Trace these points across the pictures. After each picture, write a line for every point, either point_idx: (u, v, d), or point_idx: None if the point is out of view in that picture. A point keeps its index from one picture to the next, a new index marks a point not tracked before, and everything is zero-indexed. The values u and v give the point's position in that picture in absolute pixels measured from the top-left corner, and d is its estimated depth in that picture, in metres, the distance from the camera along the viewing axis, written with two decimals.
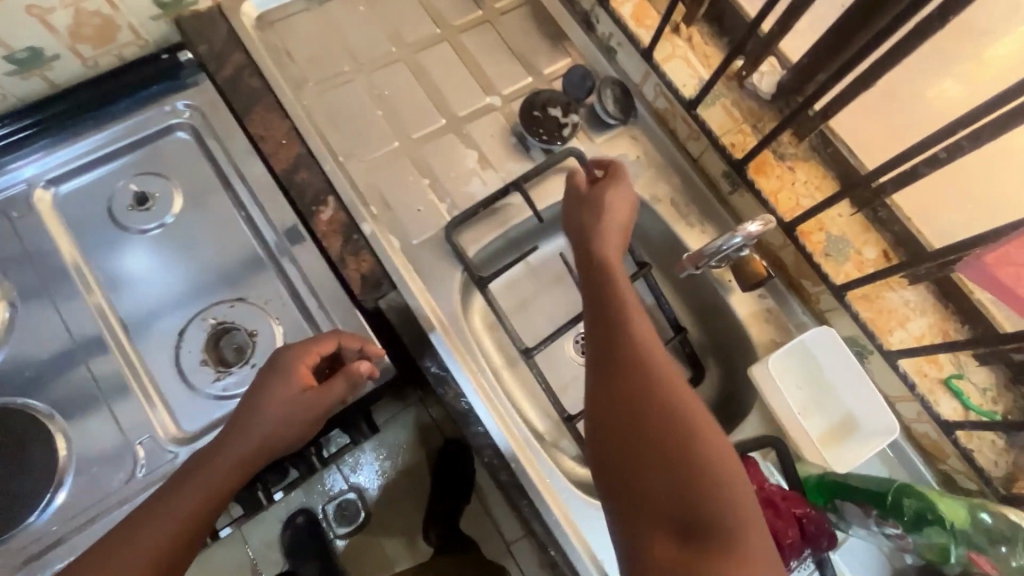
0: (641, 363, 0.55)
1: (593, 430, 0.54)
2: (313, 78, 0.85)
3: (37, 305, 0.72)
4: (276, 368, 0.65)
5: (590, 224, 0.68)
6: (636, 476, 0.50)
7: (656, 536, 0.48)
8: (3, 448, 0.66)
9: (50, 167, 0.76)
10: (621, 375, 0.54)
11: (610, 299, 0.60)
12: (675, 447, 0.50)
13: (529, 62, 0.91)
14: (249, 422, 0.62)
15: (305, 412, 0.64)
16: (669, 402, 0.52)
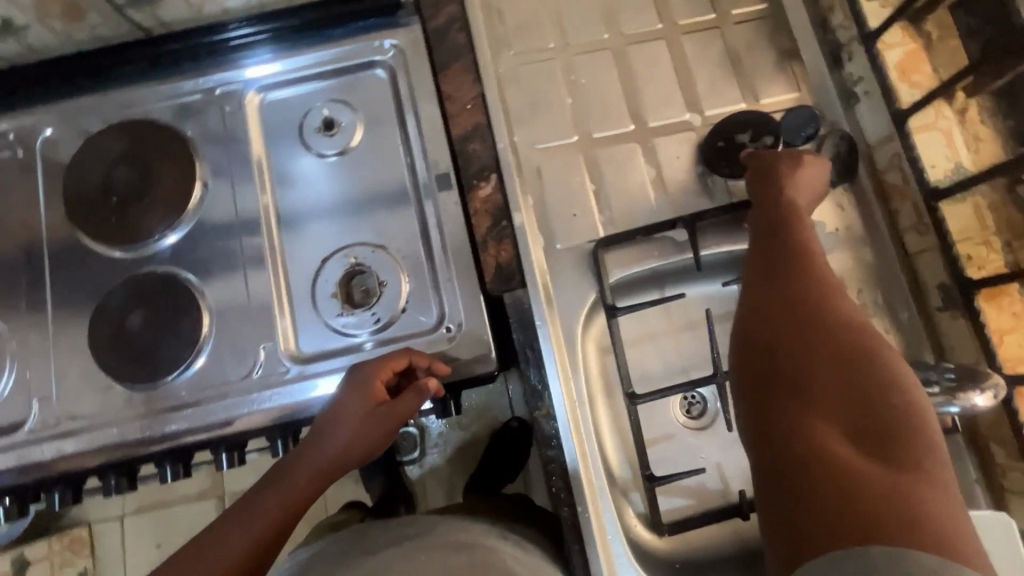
0: (833, 316, 0.52)
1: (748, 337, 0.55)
2: (516, 47, 0.82)
3: (223, 194, 0.79)
4: (348, 383, 0.69)
5: (784, 181, 0.64)
6: (805, 371, 0.49)
7: (824, 429, 0.46)
8: (157, 312, 0.74)
9: (265, 72, 0.83)
10: (791, 312, 0.53)
11: (800, 245, 0.59)
12: (847, 402, 0.47)
13: (747, 87, 0.80)
14: (328, 434, 0.67)
15: (378, 424, 0.69)
16: (846, 347, 0.50)
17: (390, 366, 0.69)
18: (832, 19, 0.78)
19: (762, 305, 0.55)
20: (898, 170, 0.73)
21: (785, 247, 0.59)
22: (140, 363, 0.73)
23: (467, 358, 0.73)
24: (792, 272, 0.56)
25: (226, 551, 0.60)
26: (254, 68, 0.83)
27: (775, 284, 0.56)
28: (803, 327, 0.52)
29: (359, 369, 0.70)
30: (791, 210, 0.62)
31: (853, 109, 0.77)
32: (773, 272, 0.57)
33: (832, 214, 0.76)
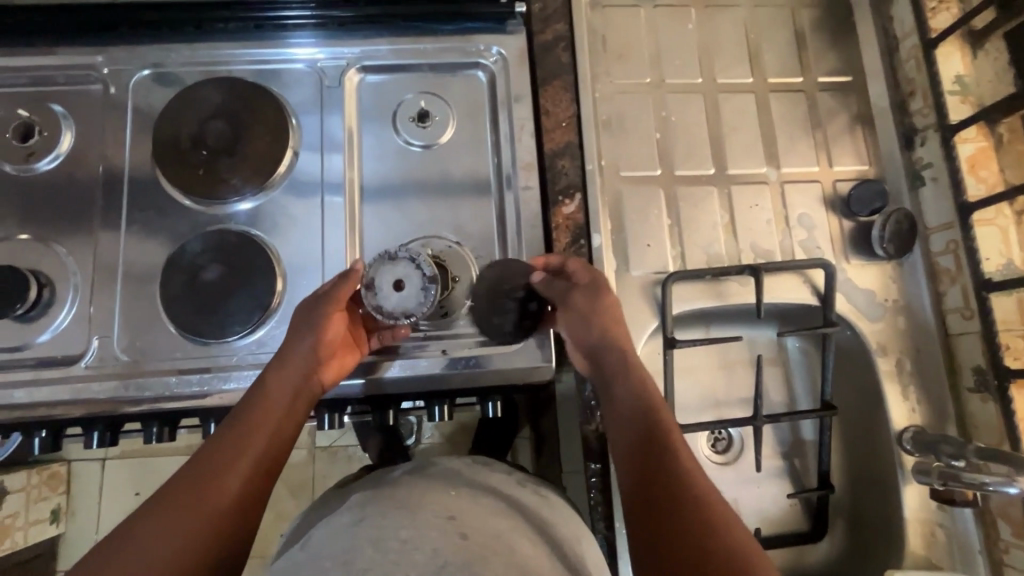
0: (687, 475, 0.55)
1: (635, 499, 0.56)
2: (613, 74, 0.86)
3: (312, 164, 0.81)
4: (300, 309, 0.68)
5: (608, 364, 0.68)
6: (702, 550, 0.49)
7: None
8: (233, 269, 0.75)
9: (370, 55, 0.84)
10: (657, 479, 0.55)
11: (653, 410, 0.62)
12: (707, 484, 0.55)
13: (823, 151, 0.85)
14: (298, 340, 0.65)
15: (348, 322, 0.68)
16: (689, 502, 0.53)
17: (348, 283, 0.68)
18: (911, 103, 0.83)
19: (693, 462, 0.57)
20: (953, 256, 0.78)
21: (640, 428, 0.60)
22: (210, 317, 0.74)
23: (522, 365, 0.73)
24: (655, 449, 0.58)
25: (227, 476, 0.56)
26: (297, 49, 0.84)
27: (648, 446, 0.58)
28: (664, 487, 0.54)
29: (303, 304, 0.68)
30: (640, 408, 0.62)
31: (917, 190, 0.82)
32: (632, 426, 0.61)
33: (882, 284, 0.81)
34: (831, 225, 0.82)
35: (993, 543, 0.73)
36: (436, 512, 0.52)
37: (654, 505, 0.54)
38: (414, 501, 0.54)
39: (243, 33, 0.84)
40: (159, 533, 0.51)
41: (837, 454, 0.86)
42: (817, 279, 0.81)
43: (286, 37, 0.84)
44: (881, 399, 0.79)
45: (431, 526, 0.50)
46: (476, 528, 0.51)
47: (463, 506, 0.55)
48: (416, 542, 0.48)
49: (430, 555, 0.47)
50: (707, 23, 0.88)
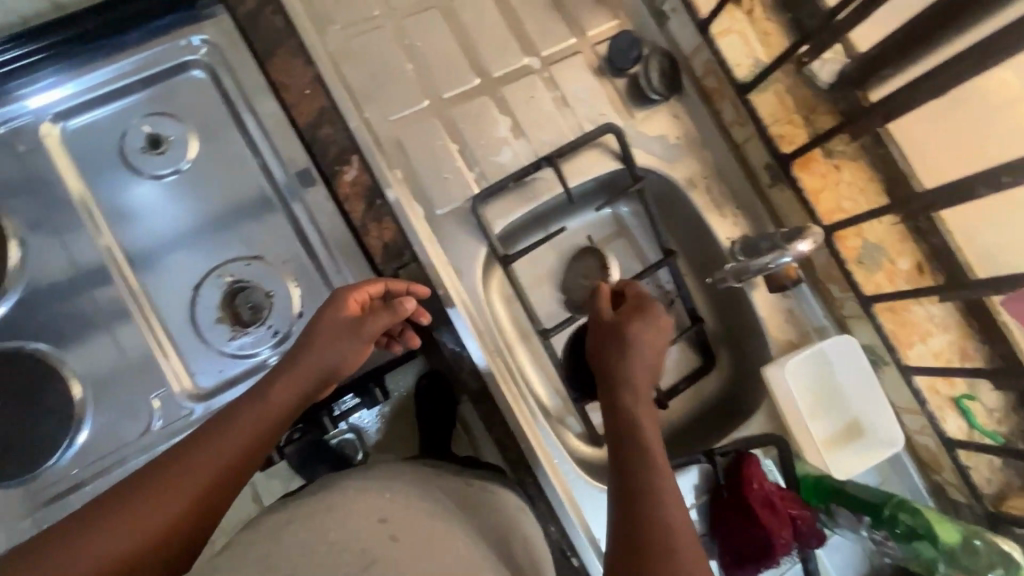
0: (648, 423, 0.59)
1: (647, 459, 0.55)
2: (340, 19, 0.79)
3: (50, 242, 0.70)
4: (324, 322, 0.62)
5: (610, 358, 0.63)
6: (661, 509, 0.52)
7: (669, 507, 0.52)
8: (15, 392, 0.66)
9: (56, 98, 0.71)
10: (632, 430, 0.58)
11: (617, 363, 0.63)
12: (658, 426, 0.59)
13: (572, 21, 0.84)
14: (314, 355, 0.61)
15: (344, 340, 0.62)
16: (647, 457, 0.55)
17: (389, 322, 0.63)
18: None
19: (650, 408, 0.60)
20: (714, 74, 0.82)
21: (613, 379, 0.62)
22: (19, 451, 0.65)
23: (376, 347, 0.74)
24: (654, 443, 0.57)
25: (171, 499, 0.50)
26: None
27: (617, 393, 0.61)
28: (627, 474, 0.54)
29: (333, 314, 0.62)
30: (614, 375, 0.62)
31: (665, 25, 0.85)
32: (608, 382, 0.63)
33: (670, 126, 0.85)
34: (606, 90, 0.84)
35: (832, 304, 0.82)
36: (368, 515, 0.55)
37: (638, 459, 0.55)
38: (341, 504, 0.57)
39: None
40: (91, 545, 0.47)
41: (696, 291, 0.91)
42: (612, 144, 0.82)
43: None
44: (705, 227, 0.84)
45: (360, 528, 0.53)
46: (403, 525, 0.55)
47: (396, 508, 0.58)
48: (348, 544, 0.51)
49: (357, 555, 0.50)
50: None
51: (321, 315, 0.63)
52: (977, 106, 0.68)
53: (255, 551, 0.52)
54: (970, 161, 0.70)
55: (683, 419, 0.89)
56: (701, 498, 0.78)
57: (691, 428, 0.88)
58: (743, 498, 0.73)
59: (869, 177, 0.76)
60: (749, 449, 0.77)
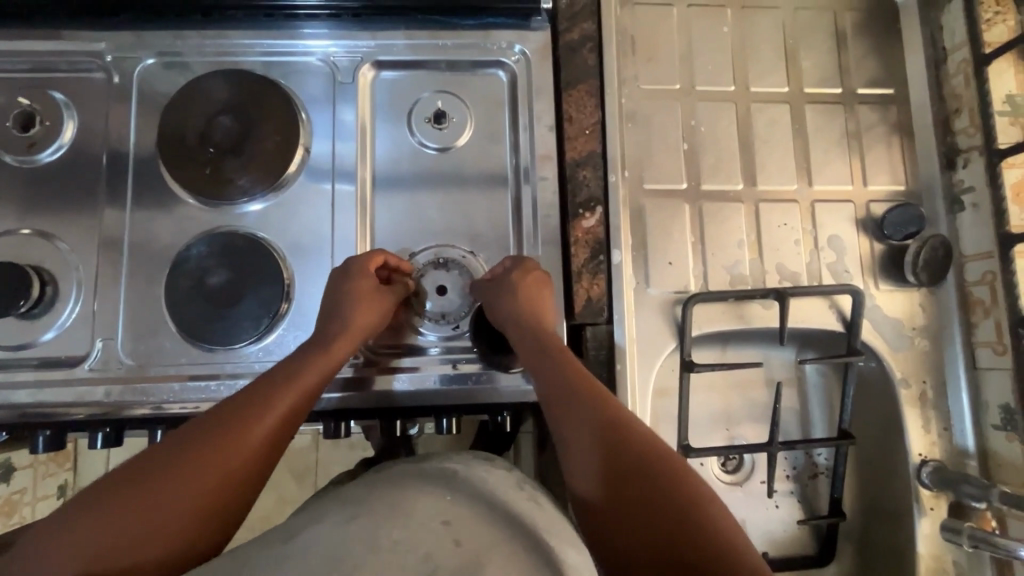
0: (628, 419, 0.55)
1: (638, 454, 0.51)
2: (642, 77, 0.81)
3: (322, 164, 0.77)
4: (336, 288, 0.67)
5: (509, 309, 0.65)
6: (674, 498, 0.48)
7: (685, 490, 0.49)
8: (238, 274, 0.72)
9: (385, 49, 0.80)
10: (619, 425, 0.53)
11: (549, 344, 0.63)
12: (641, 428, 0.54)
13: (859, 169, 0.81)
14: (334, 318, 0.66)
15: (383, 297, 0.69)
16: (643, 446, 0.52)
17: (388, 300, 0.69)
18: (956, 122, 0.79)
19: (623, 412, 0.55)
20: (989, 287, 0.74)
21: (543, 358, 0.62)
22: (217, 324, 0.71)
23: (521, 386, 0.73)
24: (585, 402, 0.56)
25: (215, 469, 0.51)
26: (307, 40, 0.80)
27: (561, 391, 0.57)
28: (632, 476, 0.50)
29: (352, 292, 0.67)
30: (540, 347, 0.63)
31: (955, 215, 0.79)
32: (533, 352, 0.63)
33: (910, 312, 0.78)
34: (861, 248, 0.79)
35: None
36: (429, 517, 0.46)
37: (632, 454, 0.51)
38: (406, 500, 0.49)
39: (259, 22, 0.80)
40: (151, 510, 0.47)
41: (850, 481, 0.84)
42: (844, 305, 0.77)
43: (297, 28, 0.80)
44: (900, 429, 0.77)
45: (424, 531, 0.45)
46: (471, 534, 0.46)
47: (461, 510, 0.49)
48: (410, 545, 0.43)
49: (421, 560, 0.42)
50: (743, 25, 0.83)
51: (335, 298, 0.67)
52: None
53: (310, 542, 0.45)
54: None
55: None
56: None
57: None
58: None
59: None
60: None
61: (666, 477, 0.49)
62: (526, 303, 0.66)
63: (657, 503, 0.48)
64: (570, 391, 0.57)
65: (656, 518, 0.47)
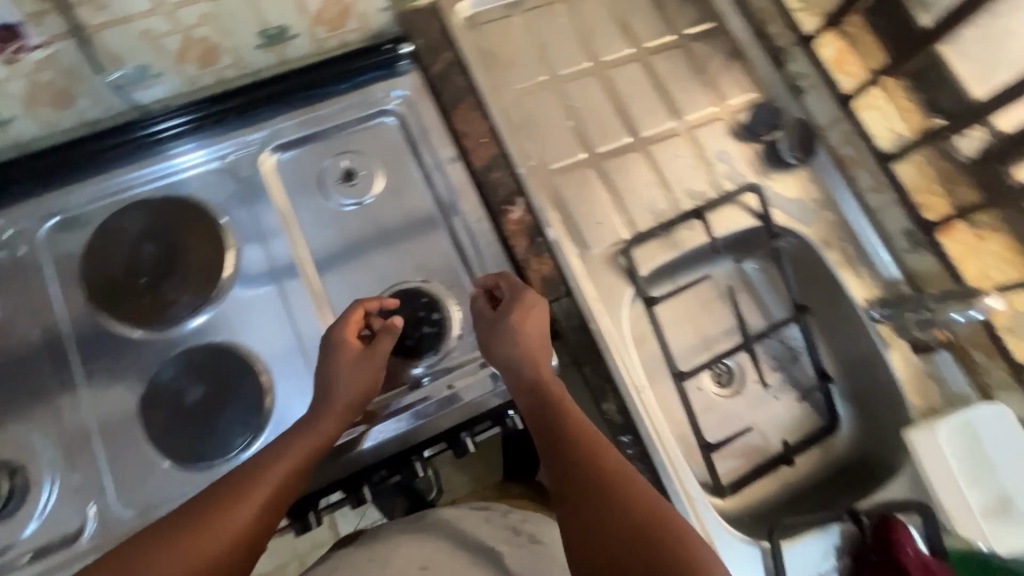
0: (609, 451, 0.58)
1: (622, 480, 0.55)
2: (512, 80, 0.90)
3: (256, 256, 0.80)
4: (330, 352, 0.68)
5: (499, 344, 0.68)
6: (654, 527, 0.51)
7: (661, 514, 0.52)
8: (214, 383, 0.73)
9: (276, 134, 0.84)
10: (601, 456, 0.57)
11: (533, 378, 0.65)
12: (621, 462, 0.57)
13: (715, 91, 0.93)
14: (331, 379, 0.67)
15: (371, 356, 0.68)
16: (621, 474, 0.56)
17: (381, 354, 0.69)
18: (770, 29, 0.93)
19: (605, 442, 0.59)
20: (852, 144, 0.87)
21: (529, 384, 0.65)
22: (208, 438, 0.70)
23: None
24: (551, 447, 0.59)
25: (233, 516, 0.56)
26: (176, 159, 0.83)
27: (548, 437, 0.60)
28: (618, 504, 0.53)
29: (347, 355, 0.68)
30: (524, 382, 0.65)
31: (802, 99, 0.92)
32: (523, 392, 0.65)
33: (804, 189, 0.90)
34: (744, 153, 0.90)
35: (989, 375, 0.80)
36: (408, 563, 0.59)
37: (618, 484, 0.55)
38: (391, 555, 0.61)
39: (129, 154, 0.82)
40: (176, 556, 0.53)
41: (823, 346, 0.91)
42: (752, 204, 0.88)
43: (166, 149, 0.83)
44: (841, 286, 0.87)
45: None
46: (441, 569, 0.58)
47: (434, 554, 0.61)
48: None
49: None
50: (575, 12, 0.95)
51: (333, 356, 0.68)
52: None
53: None
54: None
55: (809, 477, 0.89)
56: (844, 559, 0.75)
57: (818, 488, 0.88)
58: (898, 561, 0.71)
59: None
60: (892, 511, 0.76)
61: (645, 507, 0.53)
62: (518, 346, 0.67)
63: (637, 526, 0.52)
64: (552, 424, 0.61)
65: (639, 541, 0.51)
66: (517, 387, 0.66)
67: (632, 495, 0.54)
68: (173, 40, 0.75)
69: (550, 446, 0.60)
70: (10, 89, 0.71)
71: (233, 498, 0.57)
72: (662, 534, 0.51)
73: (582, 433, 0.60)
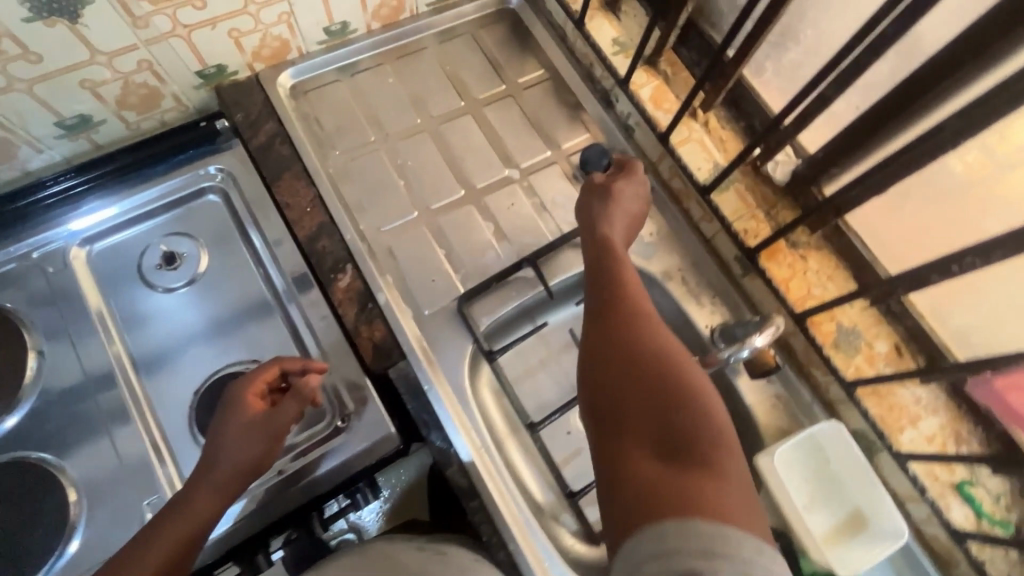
0: (674, 357, 0.56)
1: (651, 352, 0.57)
2: (341, 144, 0.89)
3: (66, 355, 0.75)
4: (230, 418, 0.65)
5: (600, 222, 0.71)
6: (663, 406, 0.53)
7: (721, 461, 0.49)
8: (17, 501, 0.68)
9: (87, 225, 0.81)
10: (664, 352, 0.57)
11: (625, 277, 0.64)
12: (664, 364, 0.55)
13: (548, 137, 0.94)
14: (220, 446, 0.64)
15: (261, 432, 0.65)
16: (672, 374, 0.55)
17: (277, 424, 0.66)
18: (595, 73, 0.96)
19: (669, 338, 0.59)
20: (678, 178, 0.89)
21: (607, 299, 0.62)
22: (6, 565, 0.65)
23: (366, 444, 0.74)
24: (626, 318, 0.60)
25: None
26: (79, 221, 0.81)
27: (615, 315, 0.60)
28: (653, 384, 0.54)
29: (240, 420, 0.65)
30: (619, 296, 0.62)
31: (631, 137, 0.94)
32: (599, 306, 0.62)
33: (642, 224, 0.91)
34: None
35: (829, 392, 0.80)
36: None
37: (656, 365, 0.55)
38: None
39: None
40: None
41: None
42: None
43: (12, 232, 0.78)
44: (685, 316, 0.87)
45: None
46: None
47: None
48: None
49: None
50: (405, 72, 0.96)
51: (225, 427, 0.65)
52: (921, 194, 0.74)
53: None
54: (916, 243, 0.76)
55: None
56: None
57: None
58: None
59: (834, 266, 0.82)
60: None
61: (678, 409, 0.52)
62: (625, 228, 0.72)
63: (650, 399, 0.54)
64: (638, 339, 0.58)
65: (650, 395, 0.54)
66: (596, 300, 0.63)
67: (657, 377, 0.54)
68: None
69: (601, 313, 0.61)
70: None
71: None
72: (687, 394, 0.53)
73: (637, 295, 0.62)
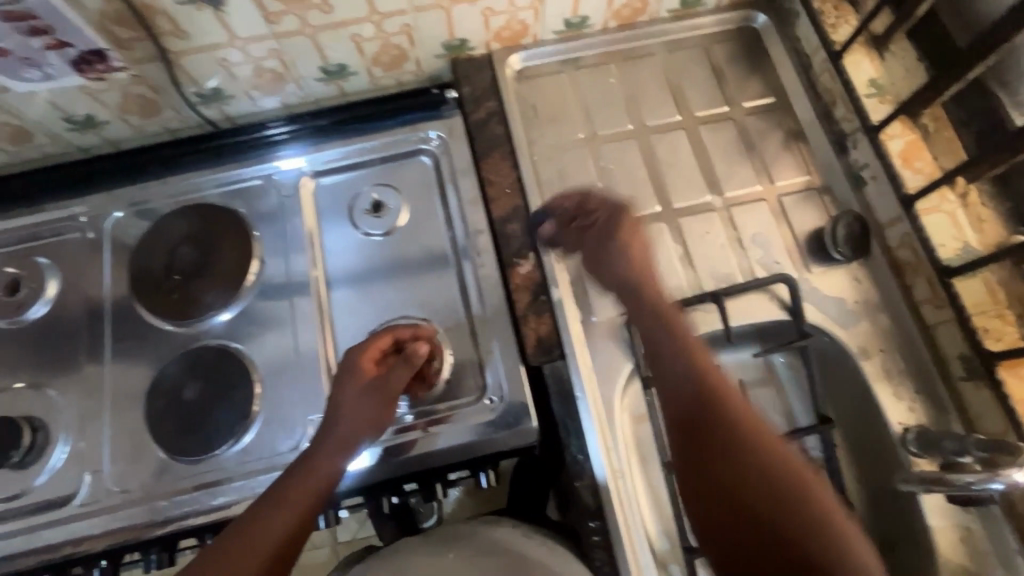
0: (760, 451, 0.56)
1: (736, 455, 0.56)
2: (551, 134, 0.90)
3: (279, 268, 0.85)
4: (343, 388, 0.70)
5: (614, 259, 0.72)
6: (746, 491, 0.55)
7: (832, 526, 0.52)
8: (213, 382, 0.78)
9: (320, 160, 0.90)
10: (735, 444, 0.57)
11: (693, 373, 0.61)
12: (749, 449, 0.56)
13: (763, 170, 0.87)
14: (332, 418, 0.69)
15: (376, 396, 0.70)
16: (776, 478, 0.54)
17: (393, 387, 0.71)
18: (836, 112, 0.87)
19: (757, 434, 0.57)
20: (910, 248, 0.78)
21: (709, 389, 0.60)
22: (196, 435, 0.75)
23: (506, 431, 0.74)
24: (705, 405, 0.59)
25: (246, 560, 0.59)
26: (325, 154, 0.91)
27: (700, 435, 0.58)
28: (742, 503, 0.55)
29: (354, 387, 0.70)
30: (696, 372, 0.61)
31: (861, 191, 0.84)
32: (685, 419, 0.60)
33: (848, 288, 0.81)
34: (784, 239, 0.84)
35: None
36: None
37: (740, 479, 0.55)
38: None
39: (228, 155, 0.91)
40: None
41: (847, 466, 0.83)
42: (783, 294, 0.81)
43: (270, 152, 0.91)
44: (875, 403, 0.77)
45: None
46: None
47: None
48: None
49: None
50: (628, 74, 0.94)
51: (343, 395, 0.70)
52: None
53: None
54: None
55: None
56: None
57: None
58: None
59: None
60: None
61: (781, 521, 0.52)
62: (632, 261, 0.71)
63: (742, 490, 0.55)
64: (723, 405, 0.59)
65: (755, 496, 0.54)
66: (679, 384, 0.62)
67: (744, 498, 0.55)
68: (243, 69, 0.83)
69: (710, 398, 0.59)
70: (106, 98, 0.83)
71: (244, 548, 0.60)
72: (779, 520, 0.52)
73: (727, 386, 0.60)
